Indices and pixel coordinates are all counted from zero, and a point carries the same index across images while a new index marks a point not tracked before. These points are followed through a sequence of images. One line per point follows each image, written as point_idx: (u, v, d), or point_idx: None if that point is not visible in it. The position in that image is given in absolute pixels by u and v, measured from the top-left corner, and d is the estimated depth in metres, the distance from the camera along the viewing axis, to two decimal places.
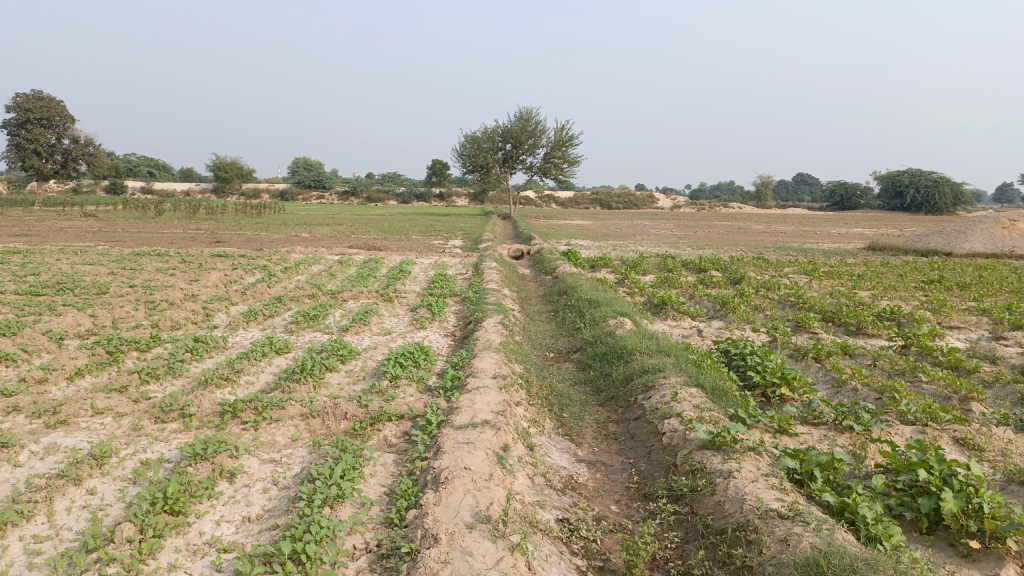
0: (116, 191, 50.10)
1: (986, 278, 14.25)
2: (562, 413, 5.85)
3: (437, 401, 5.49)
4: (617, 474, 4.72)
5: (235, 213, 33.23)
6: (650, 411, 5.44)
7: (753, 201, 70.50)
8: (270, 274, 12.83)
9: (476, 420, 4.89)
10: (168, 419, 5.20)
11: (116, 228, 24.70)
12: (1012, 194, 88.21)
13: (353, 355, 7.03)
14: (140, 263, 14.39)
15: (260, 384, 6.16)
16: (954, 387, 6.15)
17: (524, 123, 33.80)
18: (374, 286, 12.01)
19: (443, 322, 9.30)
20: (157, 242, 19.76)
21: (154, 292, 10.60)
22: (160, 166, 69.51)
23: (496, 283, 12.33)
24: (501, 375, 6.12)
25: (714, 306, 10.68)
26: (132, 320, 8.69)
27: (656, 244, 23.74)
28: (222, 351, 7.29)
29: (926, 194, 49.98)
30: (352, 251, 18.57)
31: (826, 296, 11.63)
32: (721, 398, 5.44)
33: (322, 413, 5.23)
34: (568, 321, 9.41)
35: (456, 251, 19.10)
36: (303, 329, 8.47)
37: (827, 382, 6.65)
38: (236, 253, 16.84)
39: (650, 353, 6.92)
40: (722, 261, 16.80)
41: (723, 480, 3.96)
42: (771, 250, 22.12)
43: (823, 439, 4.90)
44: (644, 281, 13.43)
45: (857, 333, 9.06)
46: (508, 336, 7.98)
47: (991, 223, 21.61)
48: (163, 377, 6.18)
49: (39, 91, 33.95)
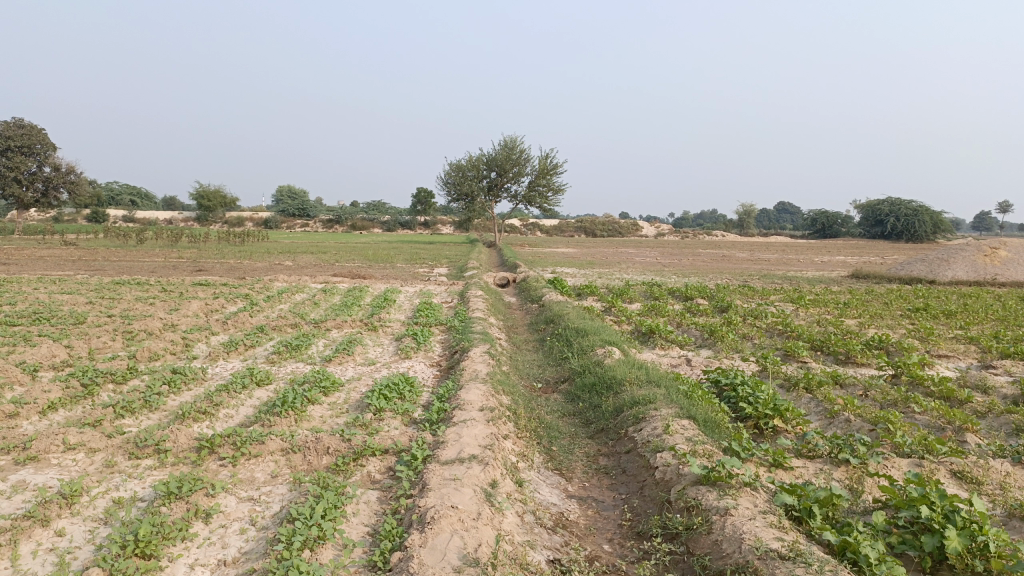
0: (97, 219, 49.73)
1: (972, 306, 14.28)
2: (551, 446, 5.70)
3: (423, 434, 5.33)
4: (608, 510, 4.58)
5: (218, 241, 32.99)
6: (642, 444, 5.31)
7: (737, 228, 71.03)
8: (253, 303, 12.64)
9: (463, 455, 4.73)
10: (142, 455, 5.01)
11: (97, 256, 24.42)
12: (990, 222, 89.52)
13: (336, 387, 6.86)
14: (119, 292, 14.15)
15: (239, 417, 5.98)
16: (948, 418, 6.06)
17: (508, 151, 33.96)
18: (358, 315, 11.86)
19: (428, 351, 9.14)
20: (138, 271, 19.51)
21: (133, 322, 10.39)
22: (142, 195, 69.23)
23: (483, 311, 12.21)
24: (488, 407, 5.98)
25: (702, 334, 10.61)
26: (109, 351, 8.48)
27: (641, 271, 23.76)
28: (201, 383, 7.09)
29: (906, 222, 50.58)
30: (337, 279, 18.42)
31: (812, 324, 11.61)
32: (713, 431, 5.32)
33: (304, 448, 5.06)
34: (555, 350, 9.28)
35: (441, 279, 18.99)
36: (286, 359, 8.29)
37: (819, 413, 6.55)
38: (218, 282, 16.65)
39: (640, 384, 6.79)
40: (708, 289, 16.77)
41: (719, 518, 3.83)
42: (756, 277, 22.18)
43: (819, 474, 4.79)
44: (630, 309, 13.35)
45: (846, 361, 8.99)
46: (494, 366, 7.84)
47: (972, 250, 21.82)
48: (139, 411, 5.99)
49: (21, 119, 33.77)
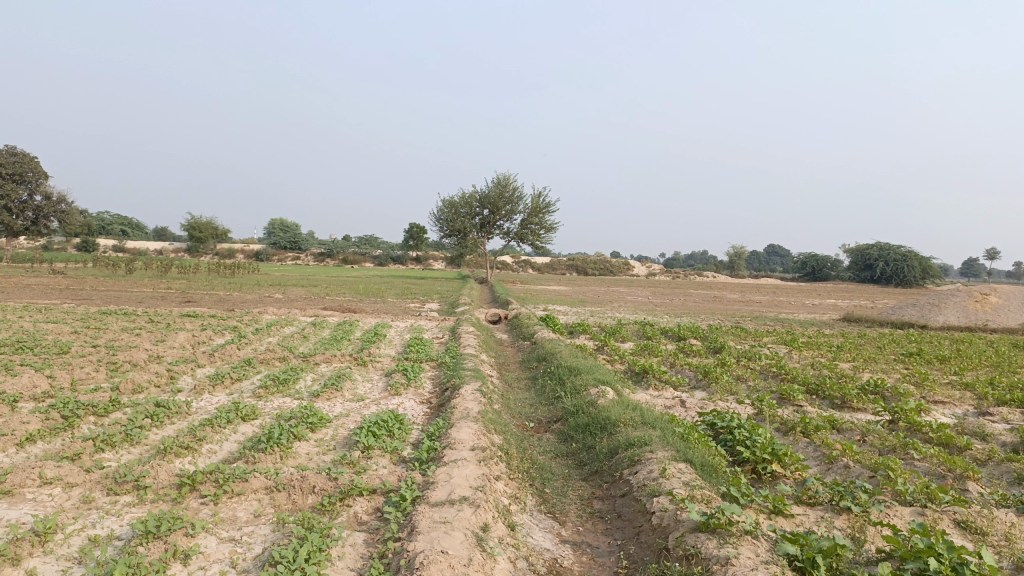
0: (88, 248, 49.50)
1: (964, 352, 14.24)
2: (544, 488, 5.54)
3: (412, 474, 5.17)
4: (603, 557, 4.42)
5: (208, 273, 32.79)
6: (637, 488, 5.16)
7: (727, 270, 71.34)
8: (241, 336, 12.47)
9: (454, 496, 4.58)
10: (121, 491, 4.82)
11: (85, 286, 24.18)
12: (977, 269, 90.28)
13: (324, 423, 6.69)
14: (106, 323, 13.96)
15: (223, 453, 5.80)
16: (948, 465, 5.95)
17: (501, 189, 34.12)
18: (348, 349, 11.70)
19: (418, 387, 8.98)
20: (126, 301, 19.29)
21: (117, 353, 10.19)
22: (134, 226, 69.09)
23: (474, 348, 12.07)
24: (479, 446, 5.83)
25: (696, 375, 10.50)
26: (91, 382, 8.29)
27: (633, 310, 23.69)
28: (184, 417, 6.91)
29: (895, 267, 50.90)
30: (327, 313, 18.28)
31: (807, 367, 11.52)
32: (711, 475, 5.18)
33: (288, 486, 4.89)
34: (547, 389, 9.13)
35: (433, 315, 18.88)
36: (273, 394, 8.12)
37: (817, 459, 6.42)
38: (206, 313, 16.47)
39: (634, 425, 6.65)
40: (700, 329, 16.71)
41: (720, 568, 3.69)
42: (748, 319, 22.15)
43: (820, 522, 4.65)
44: (623, 349, 13.25)
45: (842, 406, 8.87)
46: (486, 404, 7.69)
47: (963, 296, 21.90)
48: (119, 444, 5.80)
49: (14, 147, 33.76)
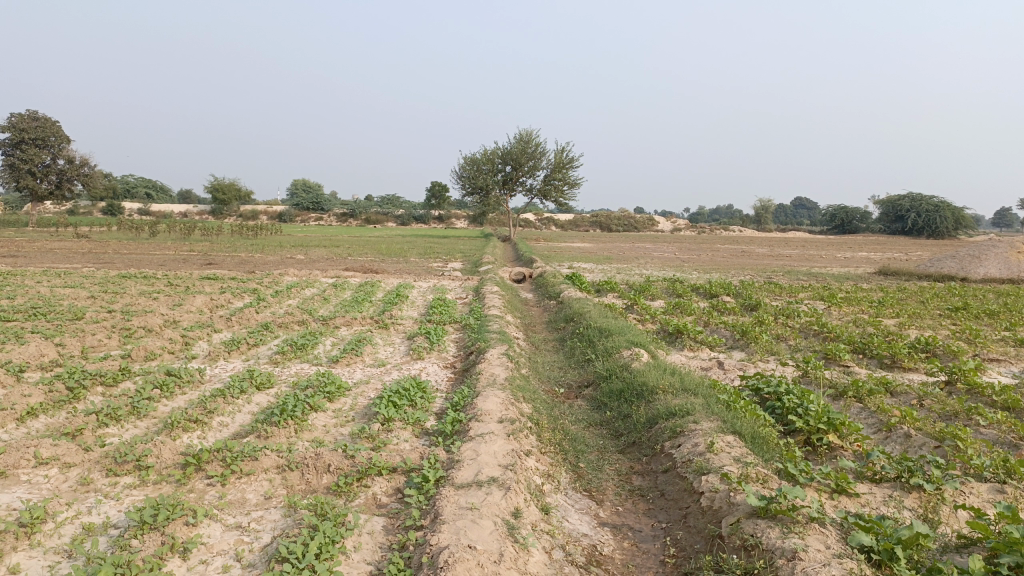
0: (112, 212, 49.52)
1: (1014, 306, 13.52)
2: (578, 463, 5.11)
3: (436, 451, 4.74)
4: (647, 543, 3.99)
5: (231, 235, 32.60)
6: (682, 464, 4.71)
7: (754, 224, 70.16)
8: (259, 299, 12.11)
9: (481, 477, 4.16)
10: (121, 472, 4.46)
11: (107, 249, 24.03)
12: (1010, 219, 88.05)
13: (342, 392, 6.29)
14: (124, 287, 13.65)
15: (234, 427, 5.43)
16: (1020, 433, 5.41)
17: (524, 144, 33.36)
18: (369, 312, 11.28)
19: (442, 351, 8.56)
20: (146, 264, 19.10)
21: (132, 319, 9.86)
22: (158, 189, 69.11)
23: (499, 308, 11.64)
24: (508, 418, 5.39)
25: (733, 335, 9.95)
26: (102, 350, 7.98)
27: (661, 267, 23.12)
28: (196, 387, 6.55)
29: (927, 218, 49.47)
30: (348, 273, 17.85)
31: (849, 324, 10.95)
32: (763, 450, 4.73)
33: (301, 465, 4.49)
34: (578, 351, 8.67)
35: (456, 275, 18.42)
36: (290, 360, 7.75)
37: (874, 427, 5.91)
38: (226, 276, 16.11)
39: (674, 392, 6.16)
40: (733, 285, 16.12)
41: (786, 563, 3.24)
42: (780, 274, 21.43)
43: (888, 501, 4.19)
44: (654, 307, 12.71)
45: (892, 365, 8.32)
46: (513, 370, 7.24)
47: (1005, 247, 21.00)
48: (125, 418, 5.46)
49: (34, 111, 33.46)
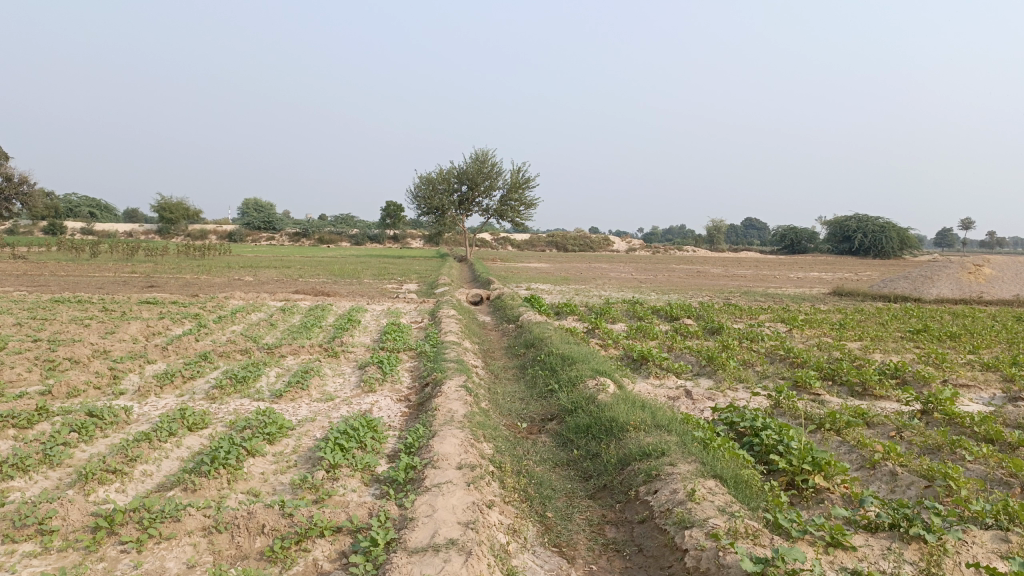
0: (54, 231, 47.73)
1: (973, 327, 13.47)
2: (545, 511, 4.63)
3: (386, 505, 4.22)
4: None
5: (177, 256, 31.45)
6: (660, 514, 4.28)
7: (707, 243, 71.06)
8: (201, 325, 11.40)
9: (438, 540, 3.66)
10: (20, 538, 3.84)
11: (43, 271, 22.83)
12: (952, 239, 90.90)
13: (284, 432, 5.73)
14: (55, 313, 12.79)
15: (159, 477, 4.84)
16: (1011, 470, 5.11)
17: (479, 164, 33.04)
18: (318, 339, 10.68)
19: (395, 382, 8.02)
20: (83, 287, 18.11)
21: (57, 349, 9.10)
22: (102, 208, 67.08)
23: (455, 333, 11.15)
24: (468, 463, 4.90)
25: (699, 361, 9.60)
26: (19, 386, 7.25)
27: (620, 288, 22.88)
28: (120, 429, 5.91)
29: (873, 238, 50.43)
30: (298, 296, 17.12)
31: (814, 349, 10.73)
32: (748, 497, 4.31)
33: (232, 526, 3.93)
34: (539, 381, 8.21)
35: (411, 297, 17.82)
36: (229, 395, 7.14)
37: (857, 463, 5.55)
38: (167, 300, 15.29)
39: (646, 429, 5.72)
40: (693, 307, 15.87)
41: None
42: (737, 295, 21.37)
43: (887, 555, 3.80)
44: (616, 331, 12.32)
45: (862, 393, 8.04)
46: (472, 405, 6.74)
47: (956, 267, 21.25)
48: (33, 469, 4.83)
49: None
